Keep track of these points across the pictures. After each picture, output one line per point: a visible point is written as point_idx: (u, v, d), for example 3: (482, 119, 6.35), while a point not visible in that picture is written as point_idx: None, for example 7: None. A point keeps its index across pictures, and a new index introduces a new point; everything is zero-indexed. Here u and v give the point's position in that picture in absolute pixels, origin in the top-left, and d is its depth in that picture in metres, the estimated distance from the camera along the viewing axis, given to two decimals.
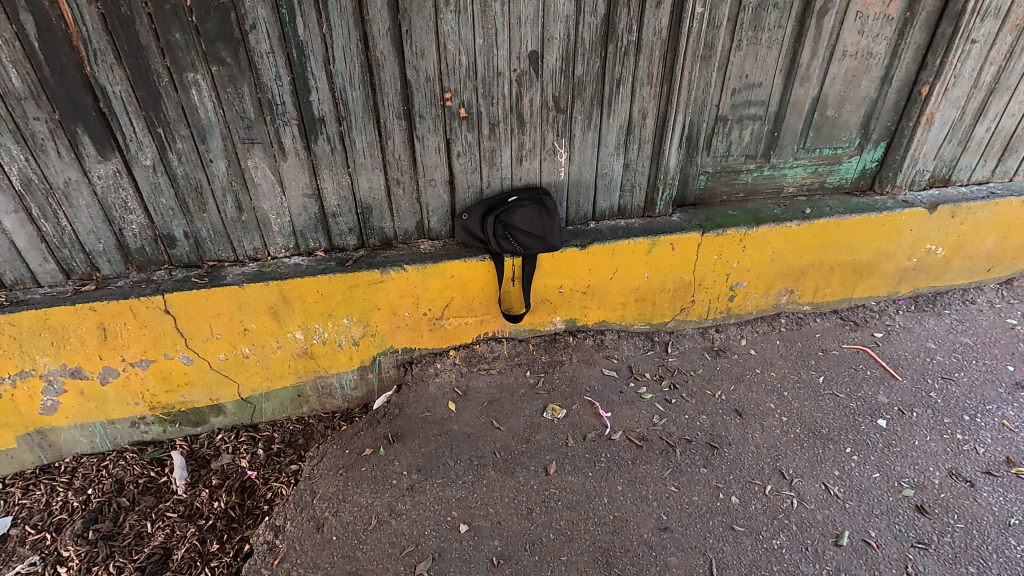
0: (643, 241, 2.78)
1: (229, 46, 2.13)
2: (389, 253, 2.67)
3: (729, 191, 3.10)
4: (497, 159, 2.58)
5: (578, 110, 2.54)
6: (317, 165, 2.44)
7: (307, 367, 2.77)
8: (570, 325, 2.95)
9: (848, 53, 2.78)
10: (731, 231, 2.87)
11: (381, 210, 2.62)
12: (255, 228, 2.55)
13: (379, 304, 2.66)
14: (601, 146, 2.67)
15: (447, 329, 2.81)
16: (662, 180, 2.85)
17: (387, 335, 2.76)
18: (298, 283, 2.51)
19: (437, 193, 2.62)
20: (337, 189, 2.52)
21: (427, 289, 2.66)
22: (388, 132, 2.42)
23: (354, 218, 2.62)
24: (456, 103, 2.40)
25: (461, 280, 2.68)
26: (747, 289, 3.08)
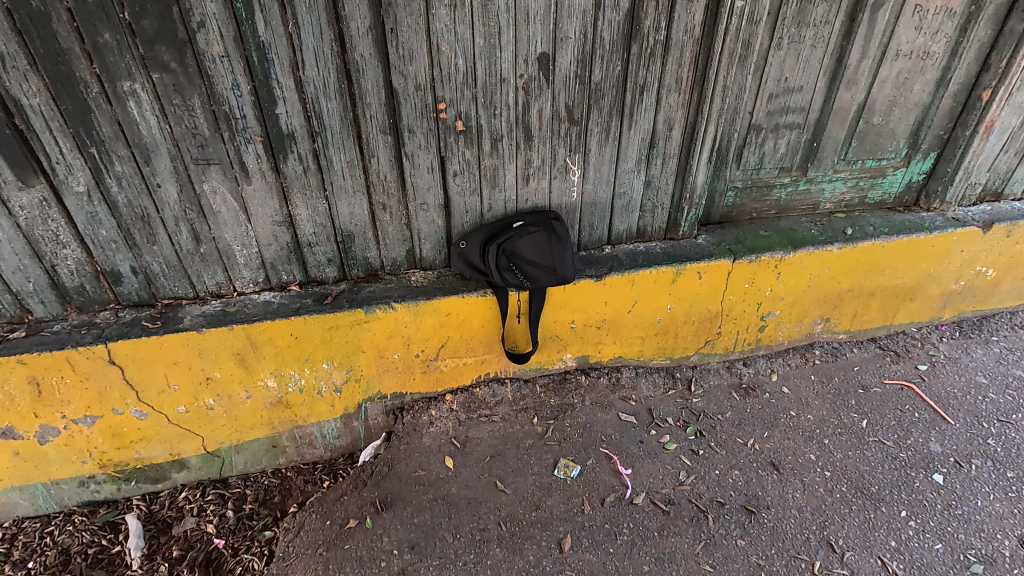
0: (666, 269, 2.43)
1: (172, 48, 1.74)
2: (375, 287, 2.30)
3: (760, 208, 2.75)
4: (500, 178, 2.21)
5: (595, 121, 2.17)
6: (288, 188, 2.07)
7: (283, 416, 2.41)
8: (582, 362, 2.61)
9: (902, 53, 2.42)
10: (765, 257, 2.52)
11: (364, 238, 2.25)
12: (217, 261, 2.18)
13: (365, 347, 2.30)
14: (619, 162, 2.30)
15: (442, 371, 2.45)
16: (688, 199, 2.49)
17: (374, 380, 2.40)
18: (268, 326, 2.15)
19: (431, 218, 2.25)
20: (312, 215, 2.15)
21: (419, 328, 2.30)
22: (372, 150, 2.04)
23: (334, 247, 2.25)
24: (452, 115, 2.02)
25: (459, 318, 2.32)
26: (779, 319, 2.75)
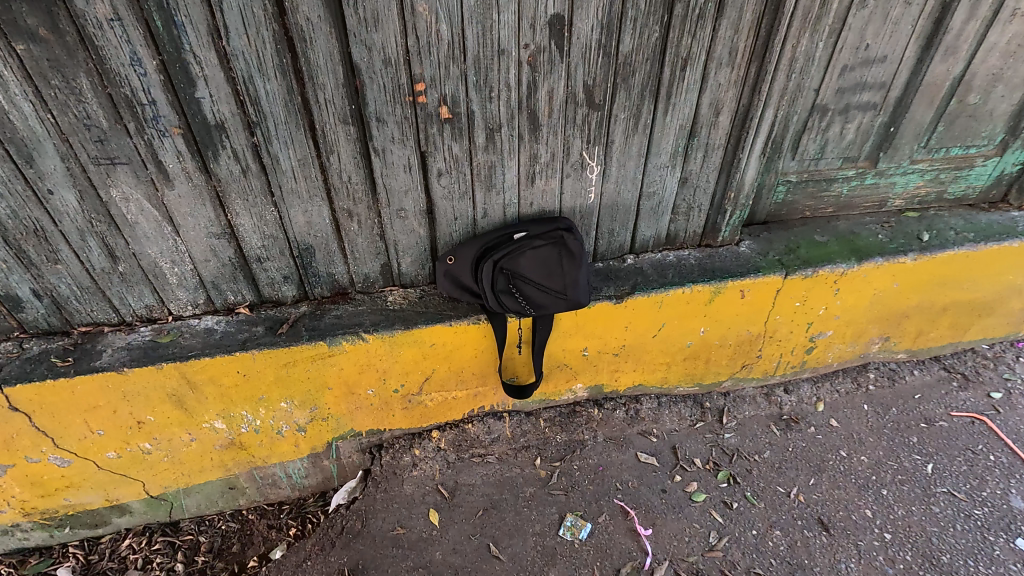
0: (702, 288, 1.97)
1: (38, 9, 1.24)
2: (342, 311, 1.87)
3: (815, 206, 2.26)
4: (498, 178, 1.73)
5: (621, 105, 1.67)
6: (223, 193, 1.60)
7: (238, 458, 2.03)
8: (594, 392, 2.19)
9: (1019, 12, 1.87)
10: (823, 272, 2.06)
11: (327, 252, 1.80)
12: (142, 281, 1.74)
13: (331, 383, 1.89)
14: (650, 156, 1.81)
15: (427, 406, 2.05)
16: (732, 200, 2.00)
17: (344, 417, 2.01)
18: (208, 364, 1.74)
19: (409, 227, 1.78)
20: (259, 225, 1.69)
21: (397, 362, 1.88)
22: (330, 144, 1.56)
23: (290, 263, 1.80)
24: (434, 99, 1.53)
25: (445, 349, 1.89)
26: (831, 339, 2.30)
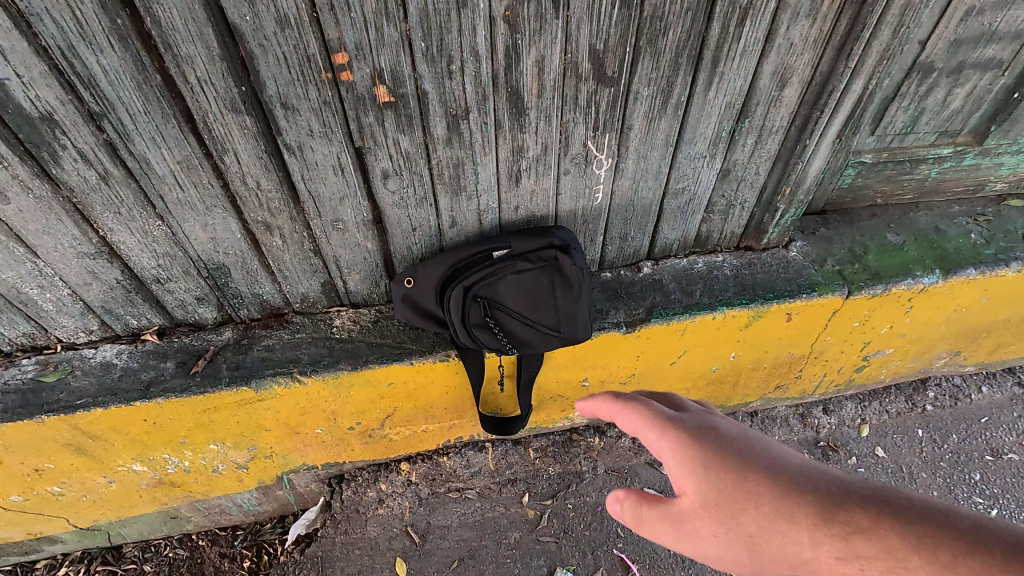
0: (738, 313, 1.53)
1: None
2: (275, 340, 1.47)
3: (890, 191, 1.75)
4: (469, 178, 1.25)
5: (645, 77, 1.15)
6: (83, 205, 1.15)
7: (172, 494, 1.73)
8: (595, 418, 1.83)
9: None
10: (897, 289, 1.59)
11: (247, 270, 1.37)
12: (8, 309, 1.34)
13: (268, 425, 1.53)
14: (681, 145, 1.30)
15: (391, 440, 1.70)
16: (788, 196, 1.50)
17: (293, 454, 1.67)
18: (103, 414, 1.37)
19: (352, 240, 1.33)
20: (146, 242, 1.25)
21: (347, 402, 1.51)
22: (219, 141, 1.08)
23: (200, 283, 1.38)
24: (364, 76, 1.02)
25: (407, 388, 1.51)
26: (889, 357, 1.87)
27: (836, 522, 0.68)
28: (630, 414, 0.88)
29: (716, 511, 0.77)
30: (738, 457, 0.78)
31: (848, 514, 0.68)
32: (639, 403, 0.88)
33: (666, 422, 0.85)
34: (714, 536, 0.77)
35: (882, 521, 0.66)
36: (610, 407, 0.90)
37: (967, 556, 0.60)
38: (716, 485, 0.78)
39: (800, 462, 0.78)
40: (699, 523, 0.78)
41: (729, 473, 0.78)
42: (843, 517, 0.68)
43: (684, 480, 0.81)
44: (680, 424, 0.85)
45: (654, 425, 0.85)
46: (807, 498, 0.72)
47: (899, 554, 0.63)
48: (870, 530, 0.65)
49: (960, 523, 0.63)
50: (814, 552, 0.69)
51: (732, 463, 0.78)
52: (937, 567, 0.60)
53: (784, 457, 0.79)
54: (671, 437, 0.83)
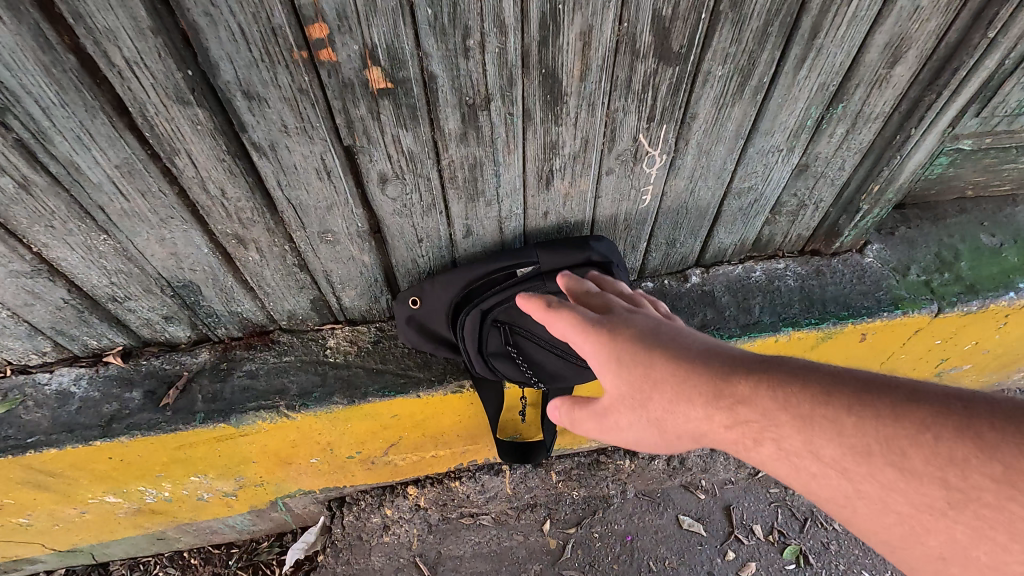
0: (805, 334, 1.29)
1: None
2: (260, 364, 1.26)
3: (985, 183, 1.47)
4: (488, 180, 0.99)
5: (721, 52, 0.87)
6: (4, 219, 0.91)
7: (155, 520, 1.56)
8: None
9: None
10: (995, 305, 1.34)
11: (221, 288, 1.14)
12: None
13: (255, 456, 1.33)
14: (755, 137, 1.04)
15: (397, 466, 1.51)
16: (875, 195, 1.23)
17: (286, 481, 1.48)
18: (60, 453, 1.17)
19: (345, 253, 1.09)
20: (92, 259, 1.02)
21: (345, 433, 1.30)
22: (166, 141, 0.83)
23: (166, 302, 1.16)
24: (352, 55, 0.76)
25: (414, 419, 1.30)
26: (964, 373, 1.63)
27: (723, 395, 0.65)
28: (556, 317, 0.86)
29: (629, 403, 0.75)
30: (648, 344, 0.75)
31: (739, 389, 0.65)
32: (564, 309, 0.85)
33: (586, 318, 0.83)
34: (633, 423, 0.78)
35: (768, 397, 0.62)
36: (540, 310, 0.90)
37: (847, 415, 0.58)
38: (627, 379, 0.74)
39: (707, 342, 0.74)
40: (618, 415, 0.79)
41: (639, 366, 0.73)
42: (734, 389, 0.65)
43: (601, 377, 0.79)
44: (600, 321, 0.82)
45: (573, 322, 0.83)
46: (705, 379, 0.68)
47: (788, 430, 0.60)
48: (757, 405, 0.63)
49: (851, 384, 0.59)
50: (715, 429, 0.67)
51: (638, 351, 0.75)
52: (820, 435, 0.58)
53: (693, 342, 0.74)
54: (591, 338, 0.80)
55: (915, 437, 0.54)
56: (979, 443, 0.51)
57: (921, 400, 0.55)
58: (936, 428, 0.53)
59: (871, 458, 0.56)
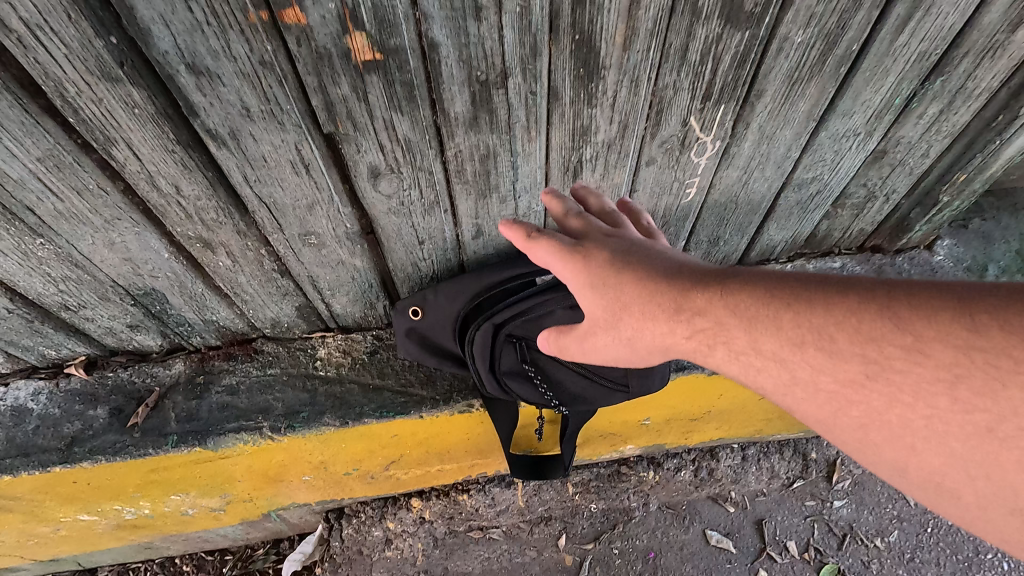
0: None
1: None
2: (241, 377, 1.11)
3: None
4: (503, 173, 0.82)
5: (805, 13, 0.68)
6: None
7: (138, 534, 1.44)
8: (649, 450, 1.48)
9: None
10: None
11: (191, 295, 0.97)
12: None
13: (241, 476, 1.19)
14: (829, 119, 0.85)
15: (400, 481, 1.37)
16: (959, 186, 1.04)
17: (278, 497, 1.34)
18: (18, 479, 1.04)
19: (333, 257, 0.92)
20: (32, 267, 0.85)
21: (341, 453, 1.16)
22: (97, 129, 0.65)
23: (129, 310, 1.00)
24: (328, 17, 0.58)
25: (417, 438, 1.15)
26: None
27: (685, 306, 0.64)
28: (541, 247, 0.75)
29: (607, 323, 0.73)
30: (631, 265, 0.70)
31: (701, 300, 0.63)
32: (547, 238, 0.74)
33: (572, 249, 0.74)
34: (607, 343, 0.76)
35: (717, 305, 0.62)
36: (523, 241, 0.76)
37: (784, 311, 0.57)
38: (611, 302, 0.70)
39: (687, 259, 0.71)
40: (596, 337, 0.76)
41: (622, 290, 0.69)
42: (698, 303, 0.63)
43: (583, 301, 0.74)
44: (587, 250, 0.73)
45: (560, 253, 0.74)
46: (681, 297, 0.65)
47: (735, 324, 0.60)
48: (713, 308, 0.62)
49: (790, 281, 0.59)
50: (678, 341, 0.66)
51: (622, 275, 0.70)
52: (757, 332, 0.59)
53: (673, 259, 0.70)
54: (576, 265, 0.73)
55: (842, 321, 0.54)
56: (894, 319, 0.51)
57: (849, 287, 0.55)
58: (857, 312, 0.53)
59: (803, 347, 0.56)
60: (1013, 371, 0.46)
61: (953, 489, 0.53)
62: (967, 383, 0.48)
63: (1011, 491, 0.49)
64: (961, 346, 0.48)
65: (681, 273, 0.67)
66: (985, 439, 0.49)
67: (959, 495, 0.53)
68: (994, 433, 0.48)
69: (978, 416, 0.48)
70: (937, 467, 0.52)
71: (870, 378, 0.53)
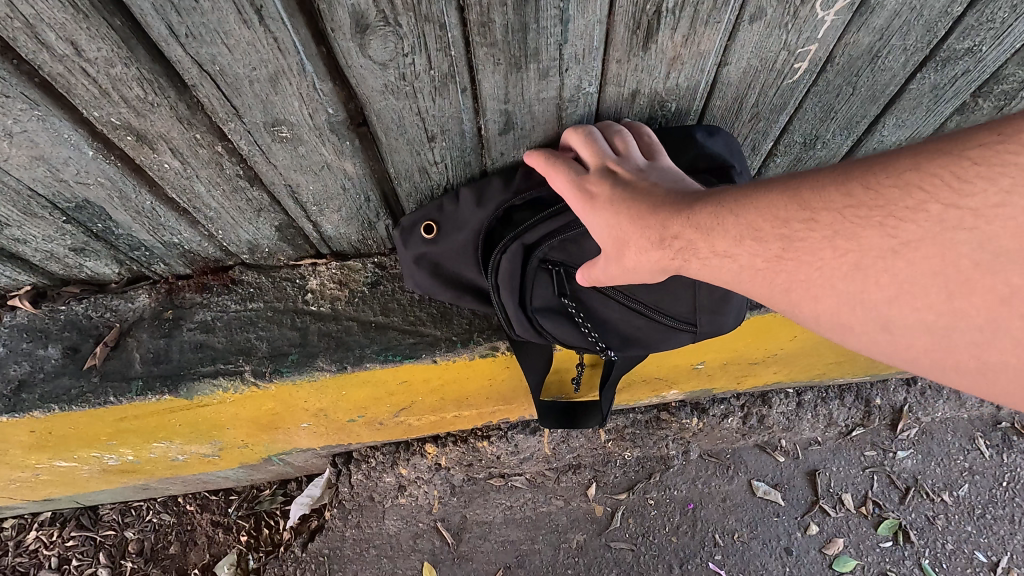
0: None
1: None
2: (217, 313, 0.91)
3: None
4: (546, 30, 0.57)
5: None
6: None
7: (129, 478, 1.30)
8: (695, 395, 1.29)
9: None
10: None
11: (140, 210, 0.76)
12: None
13: (228, 424, 1.03)
14: None
15: (412, 427, 1.19)
16: None
17: (277, 443, 1.18)
18: None
19: (315, 159, 0.70)
20: None
21: (340, 401, 0.97)
22: None
23: (67, 230, 0.79)
24: None
25: (431, 384, 0.96)
26: None
27: (657, 226, 0.56)
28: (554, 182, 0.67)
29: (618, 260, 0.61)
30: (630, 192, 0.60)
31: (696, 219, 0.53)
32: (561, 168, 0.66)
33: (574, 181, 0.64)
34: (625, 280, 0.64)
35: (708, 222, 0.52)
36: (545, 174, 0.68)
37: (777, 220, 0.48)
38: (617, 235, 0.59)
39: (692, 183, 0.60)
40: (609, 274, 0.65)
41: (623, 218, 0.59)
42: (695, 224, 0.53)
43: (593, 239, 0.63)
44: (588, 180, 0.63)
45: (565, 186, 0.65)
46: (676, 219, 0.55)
47: (694, 236, 0.53)
48: (673, 220, 0.54)
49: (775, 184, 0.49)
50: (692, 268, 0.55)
51: (625, 202, 0.60)
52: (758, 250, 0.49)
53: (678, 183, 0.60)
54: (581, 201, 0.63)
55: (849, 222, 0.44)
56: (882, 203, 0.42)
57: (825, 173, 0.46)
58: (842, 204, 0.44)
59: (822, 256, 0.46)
60: (874, 217, 0.43)
61: (845, 324, 0.49)
62: (842, 235, 0.45)
63: (882, 311, 0.46)
64: (839, 209, 0.44)
65: (652, 189, 0.60)
66: (862, 274, 0.45)
67: (854, 329, 0.49)
68: (863, 268, 0.45)
69: (847, 257, 0.45)
70: (831, 310, 0.48)
71: (785, 256, 0.48)
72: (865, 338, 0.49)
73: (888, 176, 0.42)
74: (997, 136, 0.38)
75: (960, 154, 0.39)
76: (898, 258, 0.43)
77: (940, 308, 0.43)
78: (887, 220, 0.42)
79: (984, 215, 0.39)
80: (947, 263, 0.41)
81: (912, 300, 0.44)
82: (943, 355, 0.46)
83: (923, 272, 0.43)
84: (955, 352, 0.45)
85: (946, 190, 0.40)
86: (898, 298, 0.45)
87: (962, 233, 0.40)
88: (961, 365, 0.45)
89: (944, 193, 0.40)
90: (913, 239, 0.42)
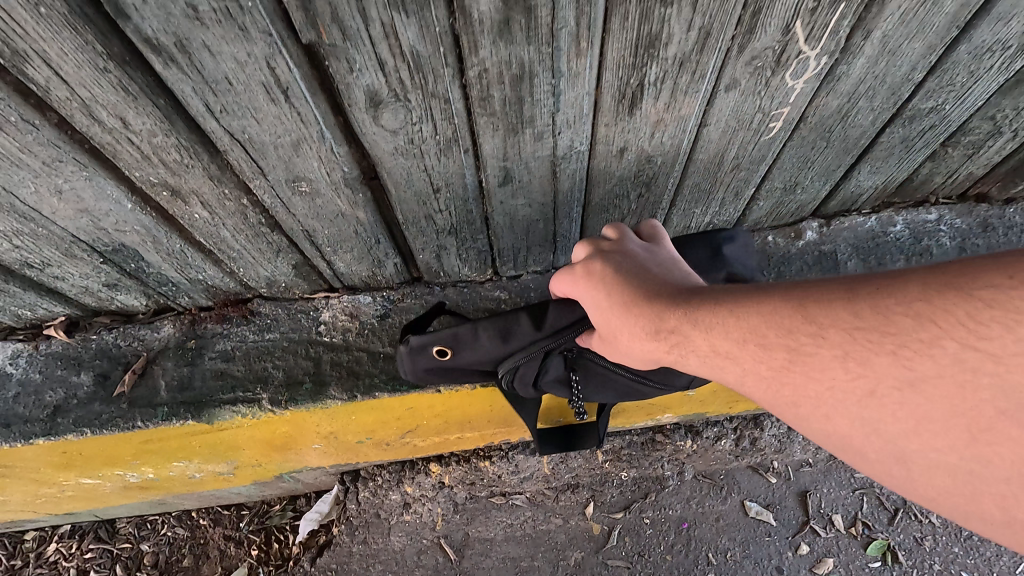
0: None
1: None
2: (237, 343, 0.98)
3: None
4: (540, 102, 0.63)
5: None
6: None
7: (148, 494, 1.36)
8: (688, 418, 1.34)
9: None
10: None
11: (169, 251, 0.83)
12: None
13: (245, 445, 1.08)
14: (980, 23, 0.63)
15: (417, 448, 1.24)
16: None
17: (289, 462, 1.24)
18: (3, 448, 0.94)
19: (330, 208, 0.76)
20: None
21: (350, 425, 1.03)
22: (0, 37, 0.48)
23: (102, 268, 0.86)
24: None
25: (436, 409, 1.02)
26: None
27: (654, 317, 0.60)
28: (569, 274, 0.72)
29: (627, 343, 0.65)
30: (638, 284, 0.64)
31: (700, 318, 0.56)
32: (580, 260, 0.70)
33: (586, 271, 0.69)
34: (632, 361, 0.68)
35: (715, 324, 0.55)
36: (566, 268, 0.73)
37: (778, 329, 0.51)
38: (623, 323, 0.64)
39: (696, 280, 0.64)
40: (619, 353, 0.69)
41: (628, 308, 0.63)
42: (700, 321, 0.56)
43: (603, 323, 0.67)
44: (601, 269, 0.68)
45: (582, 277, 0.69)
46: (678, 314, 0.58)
47: (691, 331, 0.57)
48: (671, 314, 0.58)
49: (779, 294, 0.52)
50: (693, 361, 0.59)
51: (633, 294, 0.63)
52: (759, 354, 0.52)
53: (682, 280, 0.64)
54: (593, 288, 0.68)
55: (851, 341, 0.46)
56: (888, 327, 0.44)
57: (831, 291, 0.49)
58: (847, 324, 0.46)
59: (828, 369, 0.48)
60: (886, 343, 0.45)
61: (856, 448, 0.50)
62: (854, 356, 0.46)
63: (897, 443, 0.47)
64: (847, 328, 0.47)
65: (660, 284, 0.63)
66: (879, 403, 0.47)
67: (867, 455, 0.50)
68: (878, 396, 0.46)
69: (860, 382, 0.47)
70: (843, 432, 0.50)
71: (792, 364, 0.50)
72: (876, 464, 0.50)
73: (900, 305, 0.44)
74: (1008, 282, 0.40)
75: (972, 295, 0.41)
76: (915, 392, 0.45)
77: (959, 451, 0.44)
78: (899, 349, 0.44)
79: (1004, 360, 0.40)
80: (966, 405, 0.43)
81: (930, 438, 0.45)
82: (957, 497, 0.46)
83: (941, 408, 0.44)
84: (977, 499, 0.45)
85: (961, 328, 0.42)
86: (917, 432, 0.46)
87: (985, 377, 0.41)
88: (975, 510, 0.46)
89: (959, 332, 0.42)
90: (930, 376, 0.43)
